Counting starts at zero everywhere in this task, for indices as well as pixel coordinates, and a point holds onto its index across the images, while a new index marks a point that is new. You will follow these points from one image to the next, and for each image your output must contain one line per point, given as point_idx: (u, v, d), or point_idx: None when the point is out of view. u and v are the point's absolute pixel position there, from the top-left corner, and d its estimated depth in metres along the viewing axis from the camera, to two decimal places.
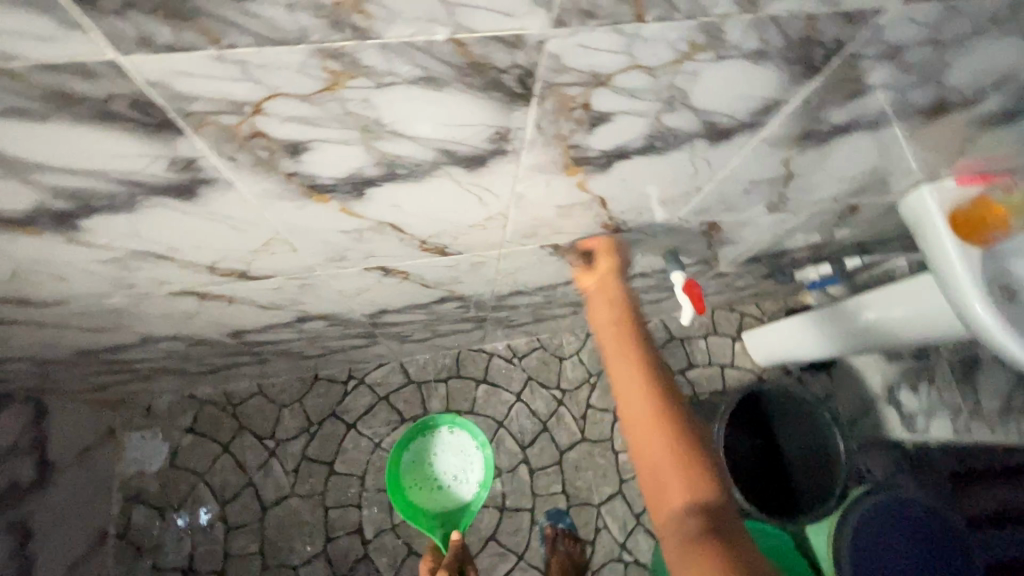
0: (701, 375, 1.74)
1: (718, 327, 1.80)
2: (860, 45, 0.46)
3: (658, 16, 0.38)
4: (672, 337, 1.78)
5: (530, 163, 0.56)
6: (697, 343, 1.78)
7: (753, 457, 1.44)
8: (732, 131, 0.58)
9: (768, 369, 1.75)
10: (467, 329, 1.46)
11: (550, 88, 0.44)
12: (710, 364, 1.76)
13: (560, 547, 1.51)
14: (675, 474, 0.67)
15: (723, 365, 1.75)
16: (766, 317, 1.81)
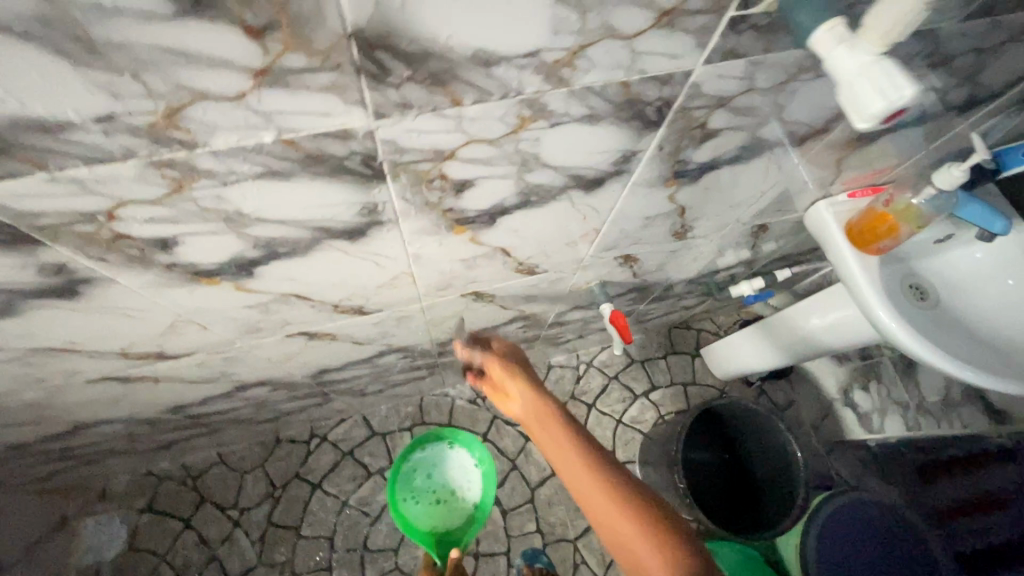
0: (665, 395, 1.75)
1: (677, 346, 1.82)
2: (686, 99, 0.50)
3: (474, 101, 0.42)
4: (633, 360, 1.80)
5: (411, 229, 0.59)
6: (658, 364, 1.80)
7: (722, 474, 1.48)
8: (601, 180, 0.62)
9: (729, 383, 1.77)
10: (422, 376, 1.46)
11: (398, 167, 0.47)
12: (672, 384, 1.77)
13: None
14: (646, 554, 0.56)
15: (684, 384, 1.77)
16: (721, 331, 1.85)
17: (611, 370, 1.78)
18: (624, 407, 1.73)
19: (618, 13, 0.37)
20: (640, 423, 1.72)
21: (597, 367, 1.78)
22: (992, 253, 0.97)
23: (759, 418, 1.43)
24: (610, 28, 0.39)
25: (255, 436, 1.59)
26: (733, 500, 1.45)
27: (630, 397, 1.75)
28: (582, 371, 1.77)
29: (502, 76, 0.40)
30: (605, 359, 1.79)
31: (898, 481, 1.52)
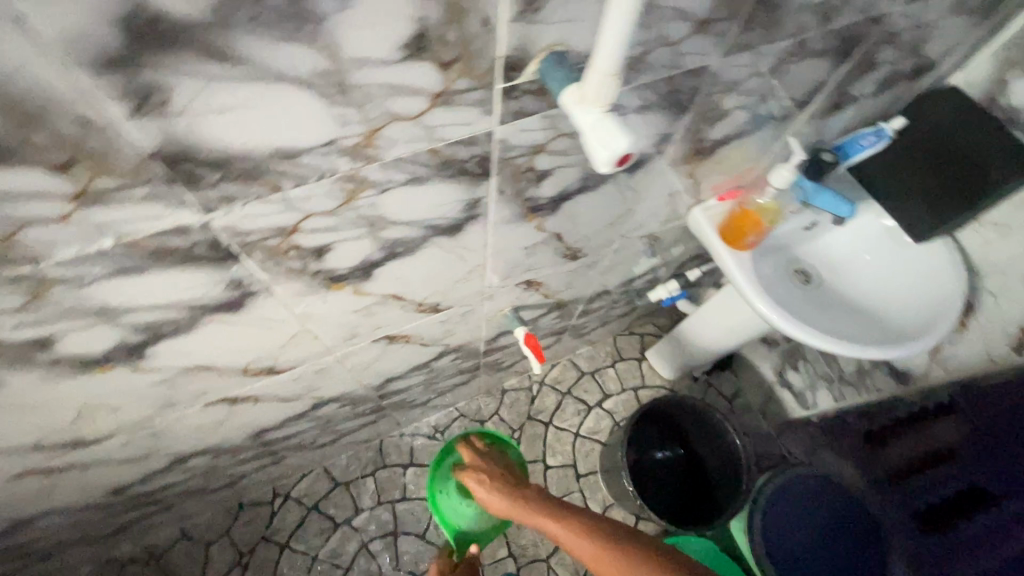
0: (618, 403, 1.81)
1: (623, 353, 1.89)
2: (501, 152, 0.58)
3: (293, 184, 0.48)
4: (584, 372, 1.85)
5: (288, 292, 0.65)
6: (607, 372, 1.85)
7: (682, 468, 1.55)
8: (458, 225, 0.69)
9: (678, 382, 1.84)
10: (372, 420, 1.49)
11: (247, 245, 0.53)
12: (623, 390, 1.83)
13: None
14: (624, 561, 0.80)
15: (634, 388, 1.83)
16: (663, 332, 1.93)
17: (563, 385, 1.83)
18: (580, 420, 1.78)
19: (392, 103, 0.45)
20: (597, 433, 1.77)
21: (549, 384, 1.83)
22: (853, 232, 1.07)
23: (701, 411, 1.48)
24: (391, 114, 0.46)
25: (216, 505, 1.58)
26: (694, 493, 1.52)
27: (585, 408, 1.80)
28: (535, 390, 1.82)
29: (310, 162, 0.47)
30: (556, 375, 1.84)
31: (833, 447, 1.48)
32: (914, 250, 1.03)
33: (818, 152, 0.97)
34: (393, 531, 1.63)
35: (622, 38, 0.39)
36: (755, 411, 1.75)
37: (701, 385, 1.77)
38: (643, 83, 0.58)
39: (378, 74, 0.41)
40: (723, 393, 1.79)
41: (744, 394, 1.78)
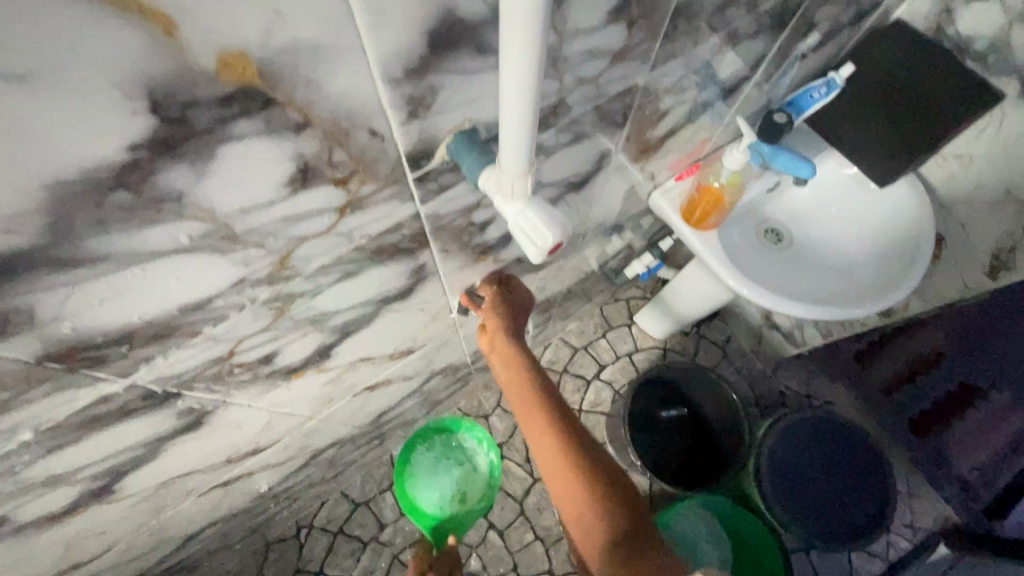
0: (614, 372, 1.60)
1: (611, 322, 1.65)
2: (433, 224, 0.54)
3: (211, 325, 0.44)
4: (575, 349, 1.63)
5: (246, 396, 0.62)
6: (598, 344, 1.63)
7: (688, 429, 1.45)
8: (408, 289, 0.65)
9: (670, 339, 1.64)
10: (377, 443, 1.49)
11: (184, 382, 0.50)
12: (617, 358, 1.61)
13: None
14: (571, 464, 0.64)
15: (629, 354, 1.62)
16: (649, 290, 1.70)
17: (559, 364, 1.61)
18: None
19: (295, 229, 0.40)
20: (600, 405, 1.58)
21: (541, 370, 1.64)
22: (819, 183, 1.04)
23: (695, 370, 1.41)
24: (297, 238, 0.42)
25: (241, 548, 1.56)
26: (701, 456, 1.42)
27: (583, 384, 1.59)
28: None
29: (225, 303, 0.43)
30: None
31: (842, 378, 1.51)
32: (880, 195, 1.00)
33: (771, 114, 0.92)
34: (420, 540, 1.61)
35: (525, 139, 0.34)
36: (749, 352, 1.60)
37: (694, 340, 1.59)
38: (568, 121, 0.54)
39: (266, 214, 0.37)
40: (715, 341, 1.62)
41: (737, 339, 1.62)
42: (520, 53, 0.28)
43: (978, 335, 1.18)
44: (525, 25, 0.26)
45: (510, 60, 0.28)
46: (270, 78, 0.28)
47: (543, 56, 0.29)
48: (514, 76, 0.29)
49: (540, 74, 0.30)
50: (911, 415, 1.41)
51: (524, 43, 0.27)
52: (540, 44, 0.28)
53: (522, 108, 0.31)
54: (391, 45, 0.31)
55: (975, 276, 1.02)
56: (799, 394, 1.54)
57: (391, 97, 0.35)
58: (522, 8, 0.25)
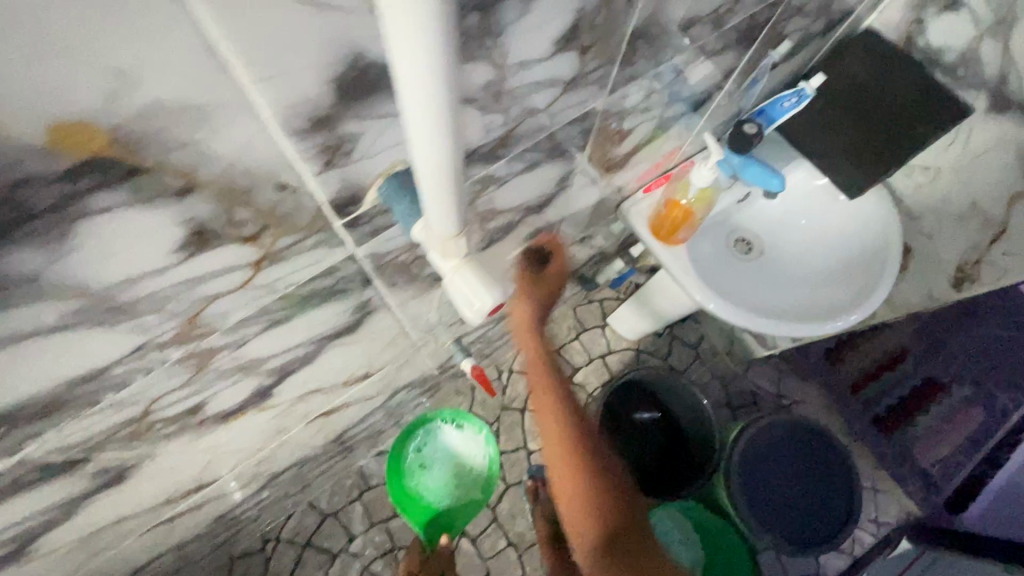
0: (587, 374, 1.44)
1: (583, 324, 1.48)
2: (373, 263, 0.49)
3: (114, 392, 0.39)
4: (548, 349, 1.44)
5: (175, 445, 0.57)
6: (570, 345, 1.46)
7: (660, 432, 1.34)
8: (355, 322, 0.60)
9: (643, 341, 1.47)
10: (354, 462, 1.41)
11: (92, 447, 0.45)
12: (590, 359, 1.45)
13: (544, 496, 1.24)
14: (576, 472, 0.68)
15: (602, 355, 1.47)
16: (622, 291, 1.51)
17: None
18: None
19: (203, 290, 0.36)
20: None
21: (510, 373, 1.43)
22: (789, 194, 1.01)
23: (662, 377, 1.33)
24: (206, 298, 0.37)
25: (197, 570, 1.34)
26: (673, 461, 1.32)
27: None
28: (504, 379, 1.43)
29: (127, 369, 0.38)
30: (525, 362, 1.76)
31: (811, 374, 1.43)
32: (850, 208, 0.99)
33: (741, 124, 0.87)
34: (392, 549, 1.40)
35: (451, 196, 0.29)
36: (722, 351, 1.46)
37: (666, 341, 1.45)
38: (521, 151, 0.49)
39: (156, 281, 0.32)
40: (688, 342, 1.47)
41: (708, 338, 1.47)
42: (425, 109, 0.23)
43: (944, 327, 1.40)
44: (426, 99, 0.23)
45: (414, 118, 0.24)
46: (130, 145, 0.23)
47: (456, 111, 0.24)
48: (423, 134, 0.25)
49: (456, 130, 0.25)
50: (880, 411, 1.38)
51: (428, 101, 0.23)
52: (449, 100, 0.23)
53: (440, 165, 0.27)
54: (288, 97, 0.26)
55: (940, 286, 1.00)
56: (771, 395, 1.41)
57: (299, 149, 0.30)
58: (417, 65, 0.21)
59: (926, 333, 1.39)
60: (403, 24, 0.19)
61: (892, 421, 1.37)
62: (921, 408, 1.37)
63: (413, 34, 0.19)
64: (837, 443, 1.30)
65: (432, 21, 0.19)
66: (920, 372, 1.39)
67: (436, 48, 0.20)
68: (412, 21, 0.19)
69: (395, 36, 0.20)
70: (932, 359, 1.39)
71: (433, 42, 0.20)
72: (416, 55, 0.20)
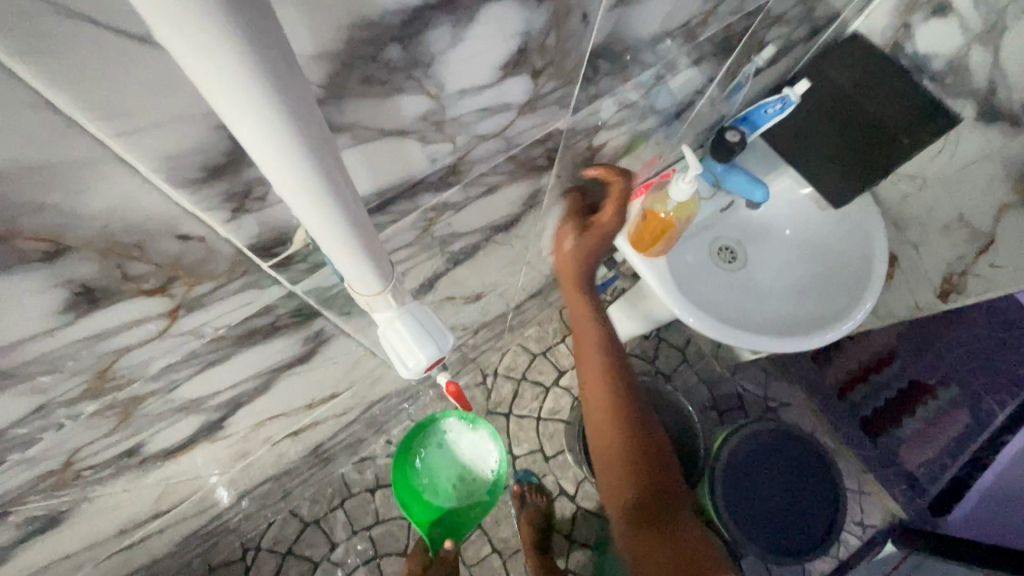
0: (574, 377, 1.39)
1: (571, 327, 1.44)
2: (320, 296, 0.46)
3: (22, 450, 0.36)
4: (534, 354, 1.41)
5: (117, 484, 0.53)
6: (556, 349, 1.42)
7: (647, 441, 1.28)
8: (310, 349, 0.57)
9: (631, 344, 1.43)
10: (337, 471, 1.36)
11: (10, 501, 0.41)
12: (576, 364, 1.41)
13: (529, 502, 1.23)
14: (615, 423, 0.70)
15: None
16: (610, 294, 1.47)
17: (517, 371, 1.39)
18: None
19: (109, 345, 0.32)
20: (559, 414, 1.37)
21: (496, 379, 1.39)
22: (773, 202, 0.98)
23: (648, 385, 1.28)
24: (115, 352, 0.33)
25: None
26: None
27: (541, 392, 1.38)
28: (490, 383, 1.38)
29: (33, 428, 0.35)
30: None
31: (799, 376, 1.39)
32: (835, 216, 0.96)
33: (724, 131, 0.83)
34: (375, 556, 1.33)
35: (346, 234, 0.26)
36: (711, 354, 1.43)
37: (653, 346, 1.42)
38: (478, 175, 0.46)
39: (45, 344, 0.28)
40: (675, 344, 1.43)
41: (696, 342, 1.43)
42: (277, 151, 0.20)
43: (933, 330, 1.37)
44: (281, 153, 0.20)
45: (261, 152, 0.20)
46: None
47: (312, 136, 0.21)
48: (282, 169, 0.21)
49: (322, 158, 0.22)
50: (867, 414, 1.36)
51: (265, 131, 0.19)
52: (295, 126, 0.20)
53: (318, 199, 0.23)
54: (167, 147, 0.23)
55: (925, 298, 0.97)
56: (756, 398, 1.39)
57: (197, 200, 0.27)
58: (230, 90, 0.17)
59: (914, 334, 1.36)
60: (185, 46, 0.15)
61: (880, 425, 1.35)
62: (908, 412, 1.34)
63: (201, 53, 0.16)
64: (825, 452, 1.27)
65: (219, 34, 0.15)
66: (909, 374, 1.36)
67: (242, 65, 0.16)
68: (185, 38, 0.15)
69: (184, 62, 0.16)
70: (920, 360, 1.36)
71: (234, 58, 0.16)
72: (218, 75, 0.16)
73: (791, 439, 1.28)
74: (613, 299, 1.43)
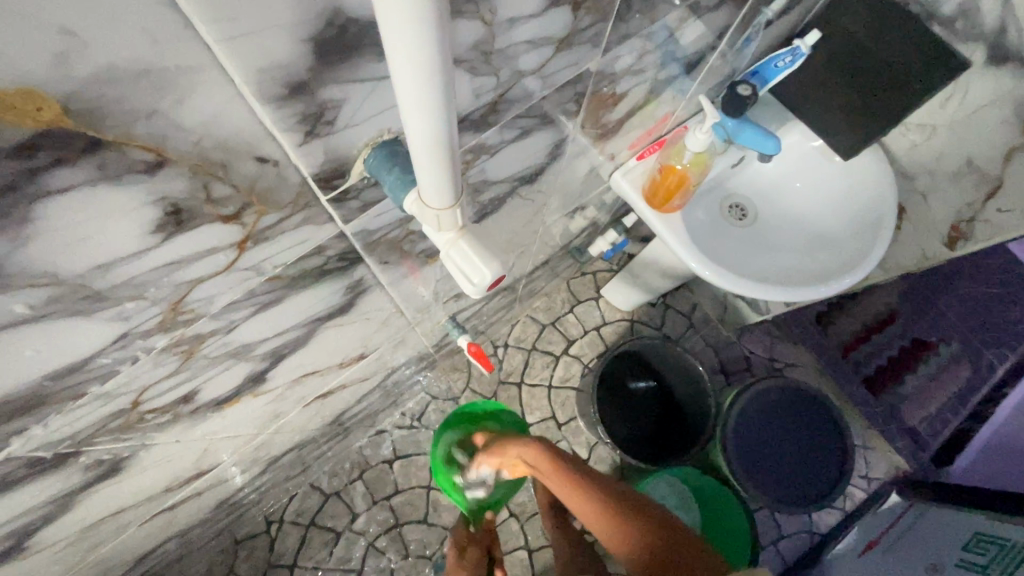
0: (585, 345, 1.42)
1: (580, 296, 1.46)
2: (361, 242, 0.47)
3: (100, 383, 0.38)
4: (545, 323, 1.43)
5: (167, 435, 0.55)
6: (566, 317, 1.44)
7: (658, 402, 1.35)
8: (344, 304, 0.58)
9: (639, 310, 1.45)
10: (355, 444, 1.38)
11: (80, 442, 0.43)
12: (586, 331, 1.43)
13: None
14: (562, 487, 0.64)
15: (598, 326, 1.44)
16: (616, 263, 1.49)
17: (528, 341, 1.42)
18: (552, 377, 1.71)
19: (186, 273, 0.34)
20: (571, 380, 1.40)
21: (508, 348, 1.41)
22: (784, 157, 1.00)
23: (659, 348, 1.31)
24: (190, 282, 0.35)
25: (197, 554, 1.29)
26: (669, 431, 1.32)
27: (553, 358, 1.41)
28: (502, 353, 1.41)
29: (112, 360, 0.36)
30: None
31: (803, 339, 1.42)
32: (843, 169, 0.98)
33: (735, 85, 0.84)
34: (397, 522, 1.35)
35: (443, 160, 0.27)
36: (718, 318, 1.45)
37: (661, 311, 1.44)
38: (512, 118, 0.47)
39: (135, 265, 0.30)
40: (681, 310, 1.45)
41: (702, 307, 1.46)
42: (419, 86, 0.22)
43: (926, 289, 1.42)
44: (423, 84, 0.22)
45: (405, 79, 0.22)
46: (87, 115, 0.21)
47: (449, 69, 0.22)
48: (412, 97, 0.23)
49: (449, 89, 0.23)
50: (869, 372, 1.39)
51: (416, 59, 0.20)
52: (441, 57, 0.21)
53: (434, 130, 0.25)
54: (262, 58, 0.24)
55: (932, 246, 1.00)
56: (763, 359, 1.41)
57: (279, 117, 0.28)
58: (407, 17, 0.18)
59: (912, 294, 1.42)
60: None
61: (883, 383, 1.39)
62: (909, 368, 1.39)
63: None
64: (835, 407, 1.29)
65: None
66: (910, 332, 1.41)
67: None
68: None
69: None
70: (921, 320, 1.41)
71: None
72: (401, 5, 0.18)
73: (801, 396, 1.30)
74: (621, 267, 1.45)
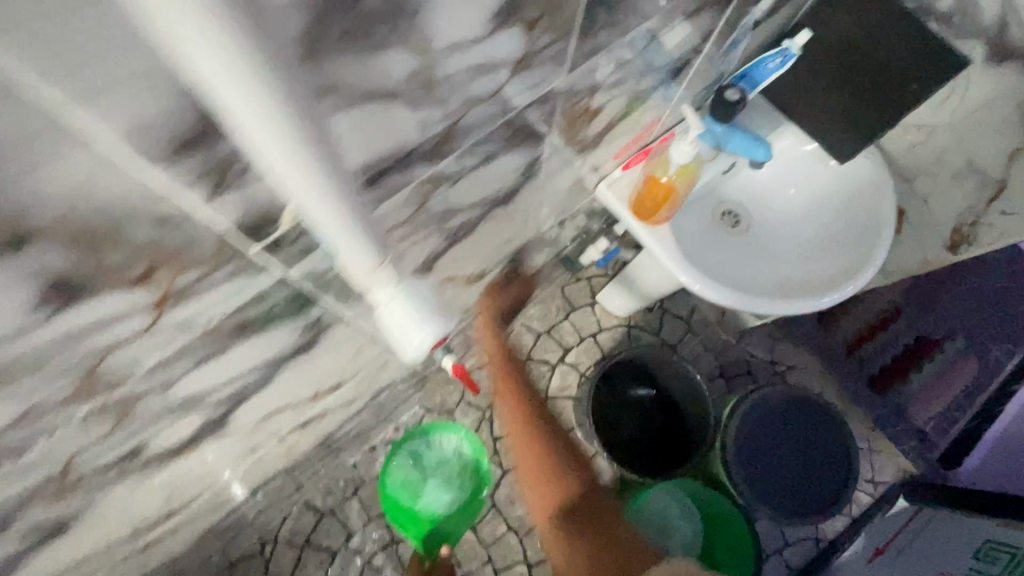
0: (581, 354, 1.38)
1: (575, 303, 1.41)
2: (313, 281, 0.43)
3: (16, 457, 0.35)
4: (540, 332, 1.39)
5: (120, 487, 0.52)
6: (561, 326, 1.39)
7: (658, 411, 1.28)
8: (308, 338, 0.54)
9: (635, 315, 1.40)
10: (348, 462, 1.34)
11: (10, 510, 0.40)
12: (581, 339, 1.38)
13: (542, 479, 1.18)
14: None
15: (593, 334, 1.39)
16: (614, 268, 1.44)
17: (522, 351, 1.37)
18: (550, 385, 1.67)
19: (94, 342, 0.30)
20: (567, 390, 1.35)
21: None
22: (778, 160, 0.95)
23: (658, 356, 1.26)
24: (101, 349, 0.31)
25: None
26: (670, 441, 1.27)
27: (548, 368, 1.36)
28: None
29: (24, 433, 0.33)
30: None
31: (806, 338, 1.37)
32: (841, 170, 0.93)
33: (722, 89, 0.79)
34: (393, 541, 1.32)
35: (340, 215, 0.25)
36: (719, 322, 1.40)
37: (658, 317, 1.39)
38: (473, 144, 0.43)
39: (23, 344, 0.27)
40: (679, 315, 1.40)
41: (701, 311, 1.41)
42: (277, 144, 0.20)
43: (932, 283, 1.36)
44: (280, 142, 0.20)
45: (261, 141, 0.20)
46: None
47: (307, 122, 0.20)
48: (278, 158, 0.21)
49: (318, 143, 0.21)
50: (874, 371, 1.34)
51: (258, 117, 0.18)
52: (291, 112, 0.19)
53: (314, 186, 0.23)
54: (131, 115, 0.20)
55: None
56: (765, 362, 1.37)
57: (173, 175, 0.24)
58: (223, 75, 0.16)
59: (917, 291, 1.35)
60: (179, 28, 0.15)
61: (888, 382, 1.33)
62: (914, 366, 1.33)
63: (179, 24, 0.15)
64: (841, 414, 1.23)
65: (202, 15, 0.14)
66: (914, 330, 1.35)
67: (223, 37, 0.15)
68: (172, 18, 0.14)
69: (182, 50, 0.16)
70: (926, 317, 1.35)
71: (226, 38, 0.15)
72: (209, 64, 0.16)
73: (805, 402, 1.25)
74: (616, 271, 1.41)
